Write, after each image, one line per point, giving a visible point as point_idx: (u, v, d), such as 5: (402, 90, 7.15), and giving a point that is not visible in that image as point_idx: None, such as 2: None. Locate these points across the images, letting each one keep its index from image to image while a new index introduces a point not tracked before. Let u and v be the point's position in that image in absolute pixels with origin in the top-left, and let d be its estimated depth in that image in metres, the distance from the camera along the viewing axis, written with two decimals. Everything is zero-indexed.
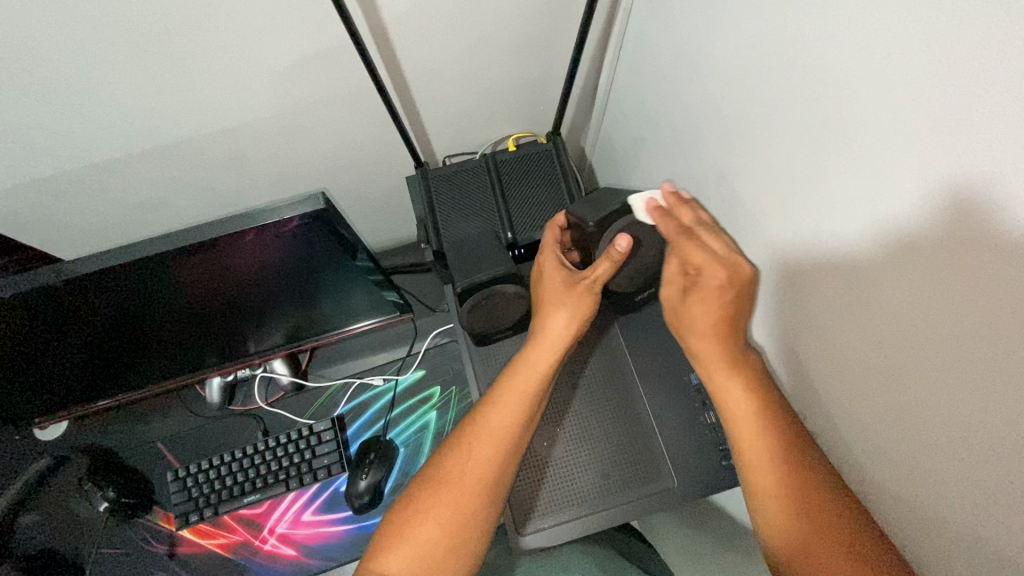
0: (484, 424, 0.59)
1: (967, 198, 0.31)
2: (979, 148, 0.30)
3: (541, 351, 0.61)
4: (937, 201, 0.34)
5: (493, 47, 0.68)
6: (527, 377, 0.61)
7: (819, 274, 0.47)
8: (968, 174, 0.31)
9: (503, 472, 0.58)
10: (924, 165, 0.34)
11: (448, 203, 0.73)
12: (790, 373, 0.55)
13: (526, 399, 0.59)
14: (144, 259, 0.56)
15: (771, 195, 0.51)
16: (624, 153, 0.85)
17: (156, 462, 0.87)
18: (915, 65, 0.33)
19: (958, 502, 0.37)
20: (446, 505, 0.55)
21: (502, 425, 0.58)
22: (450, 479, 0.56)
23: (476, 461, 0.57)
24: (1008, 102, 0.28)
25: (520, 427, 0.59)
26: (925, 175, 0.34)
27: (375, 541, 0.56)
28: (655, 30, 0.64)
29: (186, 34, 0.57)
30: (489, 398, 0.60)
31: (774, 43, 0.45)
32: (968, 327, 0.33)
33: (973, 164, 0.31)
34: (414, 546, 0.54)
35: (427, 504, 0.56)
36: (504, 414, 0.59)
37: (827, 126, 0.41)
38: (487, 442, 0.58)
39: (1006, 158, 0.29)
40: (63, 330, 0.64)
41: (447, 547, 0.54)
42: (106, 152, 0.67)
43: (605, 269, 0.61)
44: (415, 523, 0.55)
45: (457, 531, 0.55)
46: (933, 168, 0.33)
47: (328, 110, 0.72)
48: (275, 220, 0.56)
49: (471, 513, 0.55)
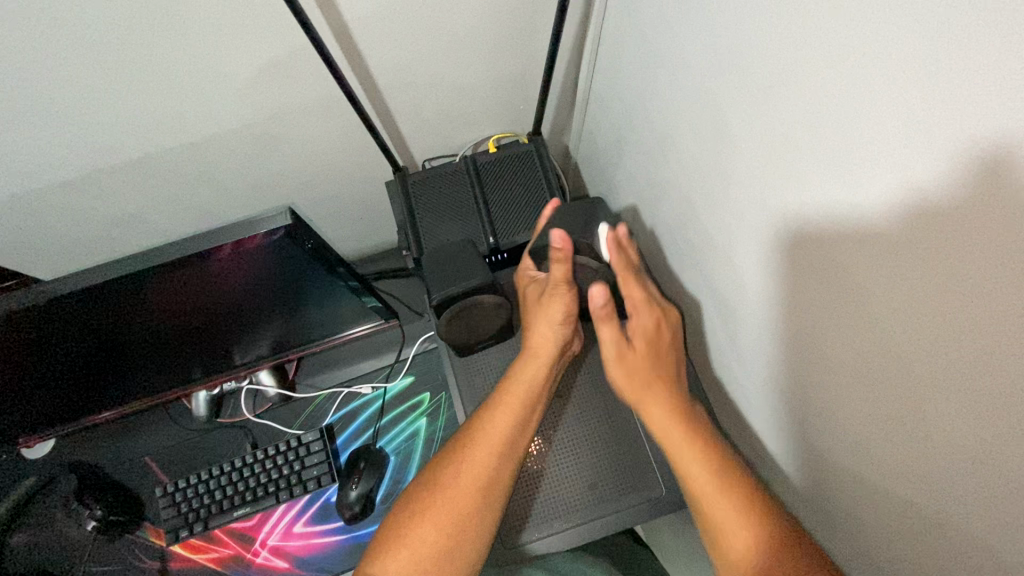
0: (479, 429, 0.58)
1: (965, 197, 0.30)
2: (980, 126, 0.28)
3: (531, 360, 0.62)
4: (932, 193, 0.32)
5: (468, 47, 0.66)
6: (524, 382, 0.61)
7: (806, 276, 0.46)
8: (969, 151, 0.29)
9: (503, 474, 0.57)
10: (921, 141, 0.31)
11: (428, 208, 0.72)
12: (784, 377, 0.53)
13: (522, 405, 0.59)
14: (116, 279, 0.55)
15: (757, 194, 0.49)
16: (608, 153, 0.82)
17: (145, 478, 0.86)
18: (900, 46, 0.31)
19: (956, 512, 0.36)
20: (442, 508, 0.54)
21: (499, 429, 0.58)
22: (446, 478, 0.56)
23: (473, 462, 0.56)
24: (1005, 86, 0.26)
25: (519, 430, 0.58)
26: (925, 149, 0.31)
27: (371, 549, 0.54)
28: (632, 26, 0.62)
29: (144, 45, 0.54)
30: (487, 405, 0.60)
31: (753, 36, 0.43)
32: (972, 323, 0.31)
33: (971, 147, 0.29)
34: (411, 549, 0.53)
35: (424, 506, 0.55)
36: (501, 420, 0.58)
37: (813, 126, 0.40)
38: (483, 444, 0.57)
39: (1012, 137, 0.26)
40: (42, 351, 0.63)
41: (443, 551, 0.53)
42: (75, 169, 0.65)
43: (560, 270, 0.61)
44: (412, 527, 0.54)
45: (454, 535, 0.53)
46: (935, 140, 0.30)
47: (301, 116, 0.70)
48: (244, 235, 0.55)
49: (468, 515, 0.54)
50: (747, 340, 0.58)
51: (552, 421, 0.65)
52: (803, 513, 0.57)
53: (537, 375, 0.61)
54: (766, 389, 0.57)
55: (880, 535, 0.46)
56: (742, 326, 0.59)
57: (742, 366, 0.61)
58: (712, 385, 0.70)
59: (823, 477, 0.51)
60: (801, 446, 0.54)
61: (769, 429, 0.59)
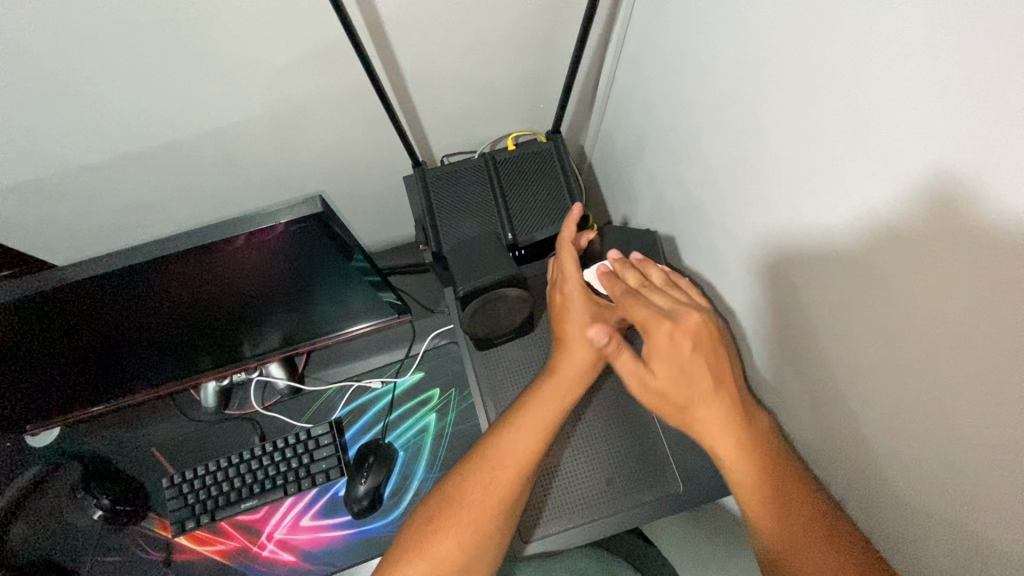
0: (500, 446, 0.57)
1: (986, 194, 0.31)
2: (1011, 124, 0.29)
3: (556, 387, 0.60)
4: (952, 188, 0.33)
5: (492, 45, 0.67)
6: (548, 401, 0.59)
7: (825, 278, 0.47)
8: (999, 149, 0.30)
9: (523, 493, 0.56)
10: (951, 139, 0.32)
11: (448, 203, 0.72)
12: (800, 378, 0.54)
13: (551, 429, 0.58)
14: (139, 264, 0.55)
15: (780, 195, 0.50)
16: (624, 153, 0.83)
17: (151, 468, 0.86)
18: (929, 48, 0.32)
19: (976, 508, 0.37)
20: (465, 525, 0.54)
21: (525, 452, 0.57)
22: (466, 492, 0.55)
23: (498, 482, 0.56)
24: None
25: (541, 452, 0.57)
26: (952, 144, 0.32)
27: (390, 553, 0.55)
28: (657, 30, 0.63)
29: (179, 35, 0.55)
30: (512, 422, 0.58)
31: (779, 38, 0.44)
32: (993, 318, 0.32)
33: (1000, 153, 0.30)
34: (431, 563, 0.52)
35: (446, 520, 0.54)
36: (528, 441, 0.57)
37: (839, 127, 0.40)
38: (509, 465, 0.56)
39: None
40: (57, 336, 0.62)
41: (462, 564, 0.53)
42: (100, 155, 0.65)
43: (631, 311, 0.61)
44: (433, 540, 0.54)
45: (474, 550, 0.54)
46: (964, 147, 0.31)
47: (325, 109, 0.71)
48: (269, 223, 0.55)
49: (489, 532, 0.54)
50: (766, 341, 0.59)
51: (575, 420, 0.65)
52: None
53: (562, 401, 0.60)
54: (782, 390, 0.58)
55: (897, 535, 0.46)
56: (757, 328, 0.60)
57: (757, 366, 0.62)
58: None
59: (838, 475, 0.52)
60: (815, 446, 0.55)
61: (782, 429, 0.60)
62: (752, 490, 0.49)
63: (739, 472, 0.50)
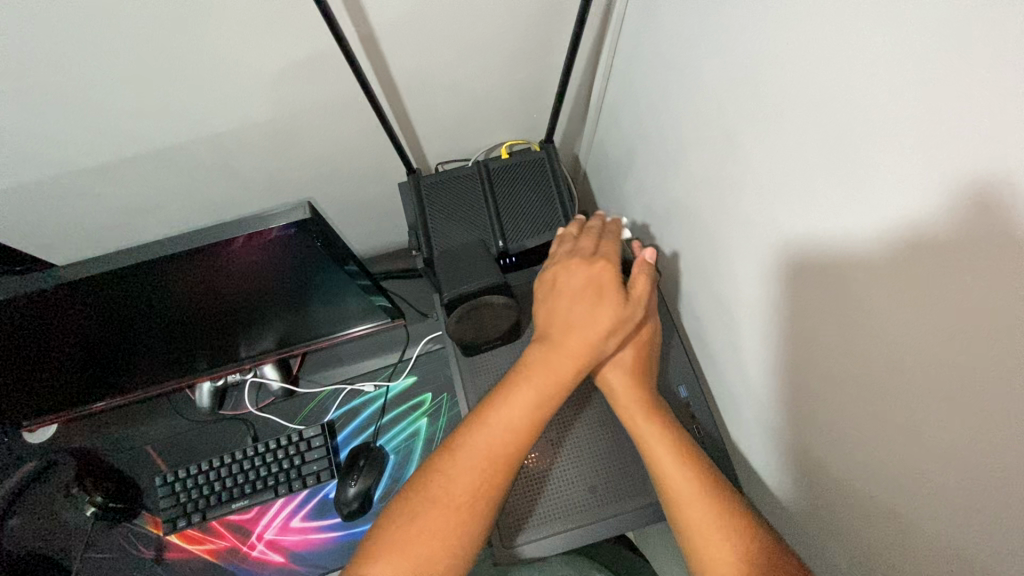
0: (488, 418, 0.55)
1: (953, 206, 0.31)
2: (981, 146, 0.29)
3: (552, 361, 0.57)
4: (923, 207, 0.33)
5: (486, 54, 0.68)
6: (537, 381, 0.56)
7: (804, 289, 0.47)
8: (966, 170, 0.30)
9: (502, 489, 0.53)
10: (923, 159, 0.33)
11: (440, 209, 0.73)
12: (783, 389, 0.54)
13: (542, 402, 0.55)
14: (133, 266, 0.56)
15: (763, 206, 0.50)
16: (618, 163, 0.84)
17: (144, 466, 0.87)
18: (905, 61, 0.32)
19: (950, 525, 0.37)
20: (442, 506, 0.51)
21: (511, 423, 0.54)
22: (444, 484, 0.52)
23: (479, 457, 0.53)
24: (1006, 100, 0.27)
25: (520, 448, 0.54)
26: (927, 160, 0.32)
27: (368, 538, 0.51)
28: (649, 41, 0.64)
29: (177, 40, 0.56)
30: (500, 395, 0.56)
31: (762, 49, 0.45)
32: (965, 331, 0.33)
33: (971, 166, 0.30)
34: (405, 544, 0.49)
35: (422, 499, 0.52)
36: (515, 414, 0.55)
37: (818, 139, 0.41)
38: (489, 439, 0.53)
39: (1019, 160, 0.27)
40: (54, 335, 0.64)
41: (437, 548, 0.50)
42: (100, 158, 0.66)
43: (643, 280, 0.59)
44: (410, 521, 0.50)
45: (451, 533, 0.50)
46: (936, 166, 0.32)
47: (322, 115, 0.72)
48: (261, 227, 0.56)
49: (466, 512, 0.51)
50: (749, 352, 0.59)
51: (559, 427, 0.65)
52: (794, 524, 0.58)
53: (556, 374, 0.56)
54: (766, 401, 0.58)
55: (875, 550, 0.46)
56: (742, 336, 0.60)
57: (742, 377, 0.62)
58: (713, 395, 0.71)
59: (816, 485, 0.53)
60: (794, 456, 0.55)
61: (767, 441, 0.60)
62: (705, 525, 0.50)
63: (689, 501, 0.51)
